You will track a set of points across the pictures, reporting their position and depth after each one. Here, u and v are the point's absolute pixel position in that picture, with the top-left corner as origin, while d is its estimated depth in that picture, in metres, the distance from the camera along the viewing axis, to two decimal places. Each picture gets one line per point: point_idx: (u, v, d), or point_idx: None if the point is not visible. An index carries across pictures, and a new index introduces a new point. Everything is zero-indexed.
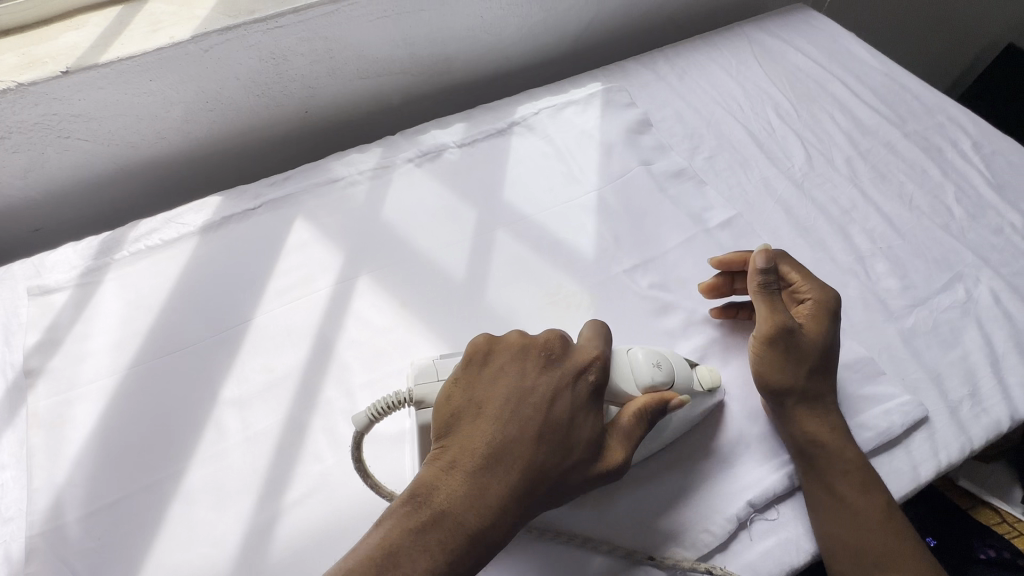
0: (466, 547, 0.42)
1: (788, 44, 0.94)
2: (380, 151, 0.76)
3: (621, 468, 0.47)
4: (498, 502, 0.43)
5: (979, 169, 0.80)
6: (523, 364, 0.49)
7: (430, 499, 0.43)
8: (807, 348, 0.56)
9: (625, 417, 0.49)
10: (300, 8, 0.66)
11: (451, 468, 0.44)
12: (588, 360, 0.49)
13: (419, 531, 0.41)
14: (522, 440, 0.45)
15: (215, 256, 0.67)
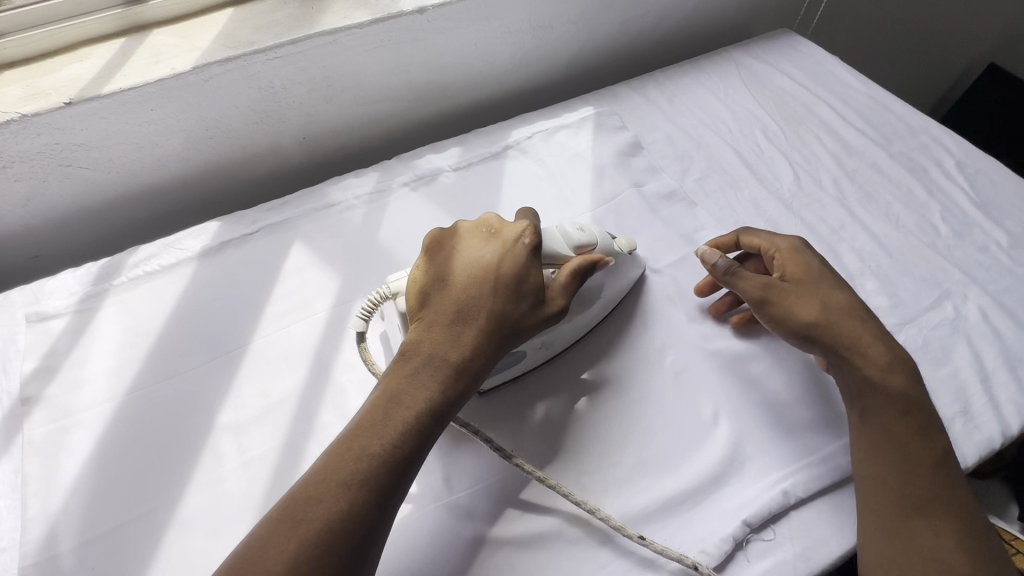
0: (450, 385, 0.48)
1: (775, 68, 0.89)
2: (377, 176, 0.75)
3: (566, 307, 0.53)
4: (472, 345, 0.49)
5: (964, 188, 0.72)
6: (476, 241, 0.55)
7: (415, 352, 0.49)
8: (801, 290, 0.55)
9: (563, 272, 0.54)
10: (298, 39, 0.66)
11: (428, 326, 0.50)
12: (527, 228, 0.55)
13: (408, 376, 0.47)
14: (483, 293, 0.51)
15: (213, 280, 0.65)
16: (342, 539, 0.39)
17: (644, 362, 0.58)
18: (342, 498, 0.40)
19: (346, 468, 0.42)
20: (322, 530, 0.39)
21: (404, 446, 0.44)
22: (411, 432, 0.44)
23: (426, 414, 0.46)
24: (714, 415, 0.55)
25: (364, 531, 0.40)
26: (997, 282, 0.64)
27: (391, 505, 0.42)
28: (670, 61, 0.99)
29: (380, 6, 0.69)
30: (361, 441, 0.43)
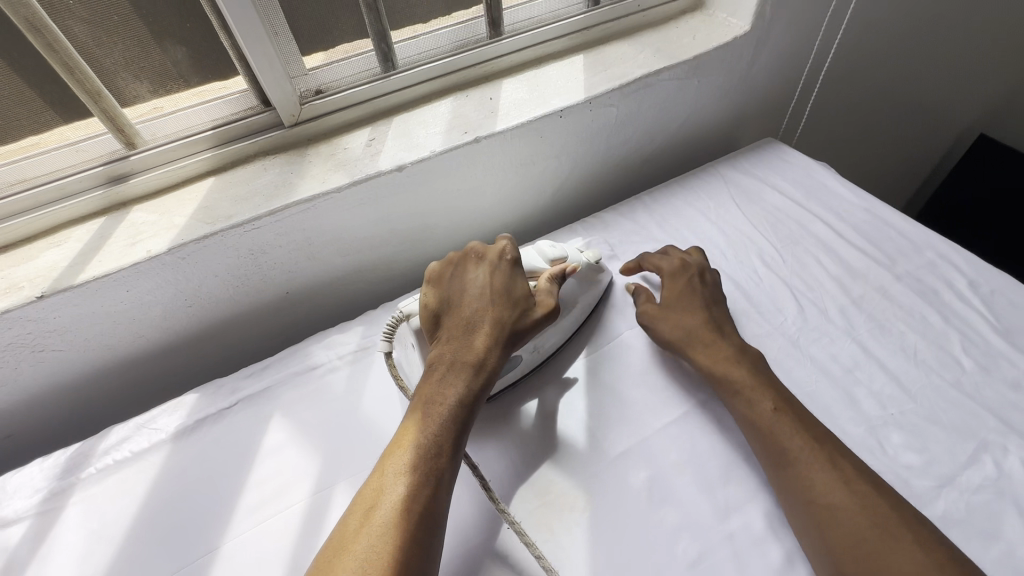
0: (475, 381, 0.57)
1: (764, 182, 0.88)
2: (361, 330, 0.73)
3: (556, 308, 0.63)
4: (485, 348, 0.59)
5: (982, 311, 0.68)
6: (468, 268, 0.66)
7: (439, 362, 0.58)
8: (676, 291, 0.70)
9: (543, 281, 0.66)
10: (276, 209, 0.65)
11: (444, 340, 0.60)
12: (510, 250, 0.66)
13: (438, 381, 0.57)
14: (487, 309, 0.62)
15: (187, 465, 0.61)
16: (413, 510, 0.46)
17: (653, 551, 0.52)
18: (404, 480, 0.48)
19: (401, 461, 0.50)
20: (395, 506, 0.46)
21: (444, 437, 0.52)
22: (448, 425, 0.53)
23: (457, 408, 0.54)
24: None
25: (431, 502, 0.48)
26: None
27: (445, 483, 0.50)
28: (657, 177, 0.99)
29: (359, 166, 0.69)
30: (410, 441, 0.52)
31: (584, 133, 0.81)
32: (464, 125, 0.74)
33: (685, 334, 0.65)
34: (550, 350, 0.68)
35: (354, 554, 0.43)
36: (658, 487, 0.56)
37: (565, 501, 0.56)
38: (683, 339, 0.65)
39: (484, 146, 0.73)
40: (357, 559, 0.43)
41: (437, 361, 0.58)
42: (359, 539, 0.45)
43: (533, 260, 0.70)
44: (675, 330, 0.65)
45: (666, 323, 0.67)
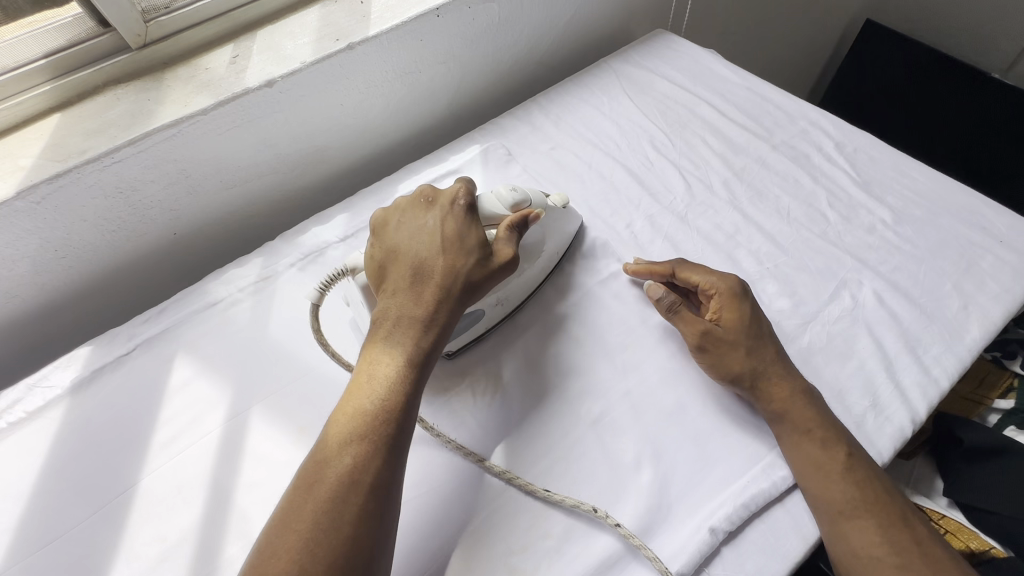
0: (426, 338, 0.51)
1: (654, 72, 0.89)
2: (261, 261, 0.70)
3: (513, 259, 0.57)
4: (431, 298, 0.53)
5: (846, 169, 0.74)
6: (415, 213, 0.58)
7: (384, 317, 0.52)
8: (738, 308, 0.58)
9: (502, 229, 0.58)
10: (135, 139, 0.61)
11: (389, 294, 0.54)
12: (459, 190, 0.59)
13: (383, 341, 0.51)
14: (436, 256, 0.54)
15: (91, 415, 0.59)
16: (359, 483, 0.43)
17: (560, 416, 0.56)
18: (346, 452, 0.44)
19: (345, 430, 0.46)
20: (340, 482, 0.43)
21: (392, 399, 0.48)
22: (395, 386, 0.48)
23: (406, 367, 0.50)
24: (635, 460, 0.53)
25: (381, 472, 0.44)
26: (889, 262, 0.65)
27: (397, 452, 0.46)
28: (554, 79, 0.98)
29: (223, 86, 0.65)
30: (355, 407, 0.47)
31: (468, 34, 0.79)
32: (335, 32, 0.70)
33: (706, 334, 0.57)
34: (516, 302, 0.64)
35: (300, 534, 0.40)
36: (563, 362, 0.60)
37: (473, 387, 0.58)
38: (705, 342, 0.57)
39: (360, 53, 0.70)
40: (299, 545, 0.40)
41: (384, 316, 0.52)
42: (304, 518, 0.41)
43: (492, 203, 0.60)
44: (699, 328, 0.57)
45: (728, 354, 0.56)
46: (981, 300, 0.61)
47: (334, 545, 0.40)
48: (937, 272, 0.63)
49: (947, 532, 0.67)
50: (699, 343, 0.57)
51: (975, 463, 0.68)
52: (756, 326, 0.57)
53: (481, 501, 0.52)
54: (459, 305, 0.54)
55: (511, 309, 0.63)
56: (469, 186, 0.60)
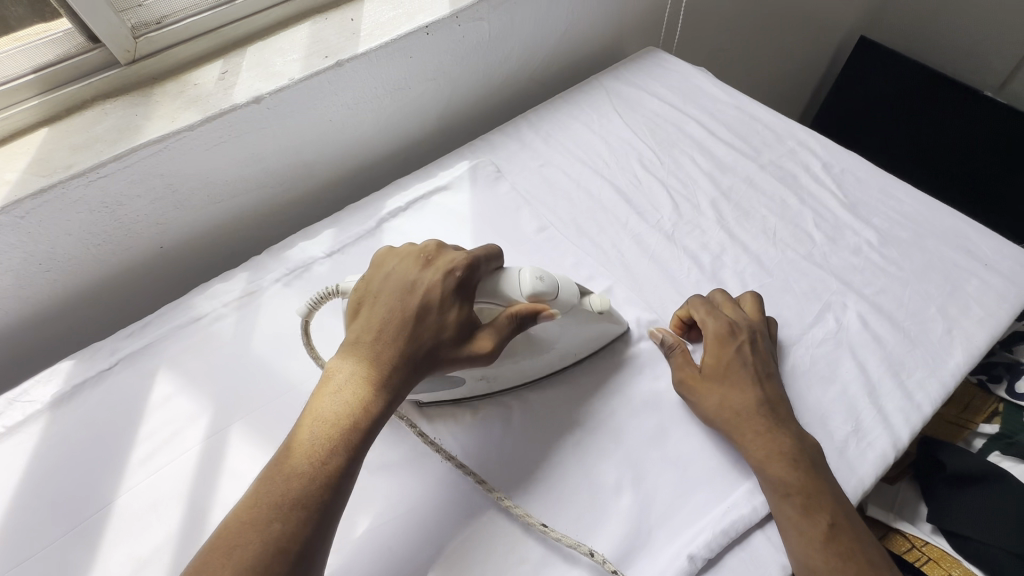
0: (381, 404, 0.47)
1: (644, 90, 0.89)
2: (246, 276, 0.70)
3: (492, 353, 0.51)
4: (394, 364, 0.48)
5: (833, 190, 0.74)
6: (408, 269, 0.53)
7: (345, 369, 0.48)
8: (730, 351, 0.57)
9: (502, 315, 0.52)
10: (122, 154, 0.61)
11: (356, 343, 0.49)
12: (464, 258, 0.53)
13: (336, 394, 0.47)
14: (413, 320, 0.50)
15: (70, 431, 0.59)
16: (278, 560, 0.38)
17: (541, 438, 0.56)
18: (273, 515, 0.40)
19: (276, 493, 0.41)
20: (257, 557, 0.38)
21: (331, 468, 0.43)
22: (337, 454, 0.44)
23: (353, 434, 0.45)
24: (615, 483, 0.53)
25: (300, 554, 0.39)
26: (873, 285, 0.65)
27: (324, 531, 0.41)
28: (545, 95, 0.98)
29: (211, 101, 0.65)
30: (291, 469, 0.43)
31: (458, 51, 0.79)
32: (324, 49, 0.70)
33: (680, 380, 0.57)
34: (503, 385, 0.58)
35: None
36: (546, 383, 0.60)
37: (455, 406, 0.59)
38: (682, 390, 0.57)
39: (348, 70, 0.70)
40: None
41: (344, 369, 0.48)
42: None
43: (511, 283, 0.53)
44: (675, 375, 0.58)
45: (704, 387, 0.56)
46: (965, 325, 0.61)
47: None
48: (922, 296, 0.63)
49: (930, 560, 0.66)
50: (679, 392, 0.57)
51: (960, 488, 0.68)
52: (741, 372, 0.55)
53: (459, 523, 0.51)
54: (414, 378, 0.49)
55: (497, 388, 0.58)
56: (478, 255, 0.54)
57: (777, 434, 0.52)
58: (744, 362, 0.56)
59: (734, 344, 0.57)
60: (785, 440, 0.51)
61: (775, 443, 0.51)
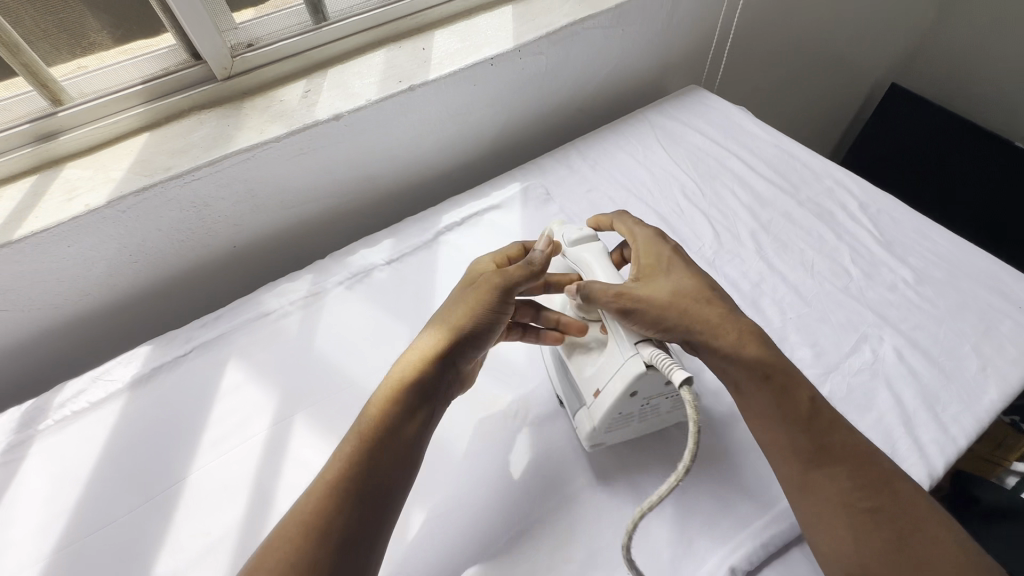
0: (438, 346, 0.52)
1: (687, 125, 0.94)
2: (312, 277, 0.75)
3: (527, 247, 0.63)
4: (457, 308, 0.55)
5: (869, 228, 0.77)
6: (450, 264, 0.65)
7: (421, 328, 0.56)
8: (664, 251, 0.59)
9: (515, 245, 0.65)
10: (215, 160, 0.67)
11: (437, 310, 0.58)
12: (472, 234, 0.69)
13: (406, 352, 0.54)
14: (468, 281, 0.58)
15: (147, 410, 0.64)
16: (340, 481, 0.44)
17: (586, 446, 0.59)
18: (336, 456, 0.46)
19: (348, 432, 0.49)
20: (324, 481, 0.45)
21: (392, 403, 0.49)
22: (398, 391, 0.50)
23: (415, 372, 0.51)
24: (657, 493, 0.56)
25: (362, 474, 0.45)
26: (909, 320, 0.67)
27: (384, 457, 0.46)
28: (591, 125, 1.04)
29: (296, 117, 0.71)
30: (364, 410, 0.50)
31: (516, 81, 0.85)
32: (398, 74, 0.76)
33: (626, 292, 0.53)
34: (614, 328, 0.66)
35: (281, 528, 0.43)
36: None
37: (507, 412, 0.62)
38: (630, 304, 0.53)
39: (419, 94, 0.76)
40: (277, 542, 0.42)
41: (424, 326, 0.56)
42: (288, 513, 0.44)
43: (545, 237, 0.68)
44: (615, 289, 0.54)
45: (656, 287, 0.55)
46: (1000, 364, 0.63)
47: (300, 543, 0.42)
48: (956, 333, 0.66)
49: None
50: (622, 308, 0.53)
51: (991, 526, 0.69)
52: (680, 265, 0.58)
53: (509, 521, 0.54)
54: (470, 349, 0.54)
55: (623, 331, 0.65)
56: None
57: (801, 387, 0.51)
58: (684, 260, 0.58)
59: (671, 244, 0.61)
60: (743, 338, 0.53)
61: (799, 400, 0.51)
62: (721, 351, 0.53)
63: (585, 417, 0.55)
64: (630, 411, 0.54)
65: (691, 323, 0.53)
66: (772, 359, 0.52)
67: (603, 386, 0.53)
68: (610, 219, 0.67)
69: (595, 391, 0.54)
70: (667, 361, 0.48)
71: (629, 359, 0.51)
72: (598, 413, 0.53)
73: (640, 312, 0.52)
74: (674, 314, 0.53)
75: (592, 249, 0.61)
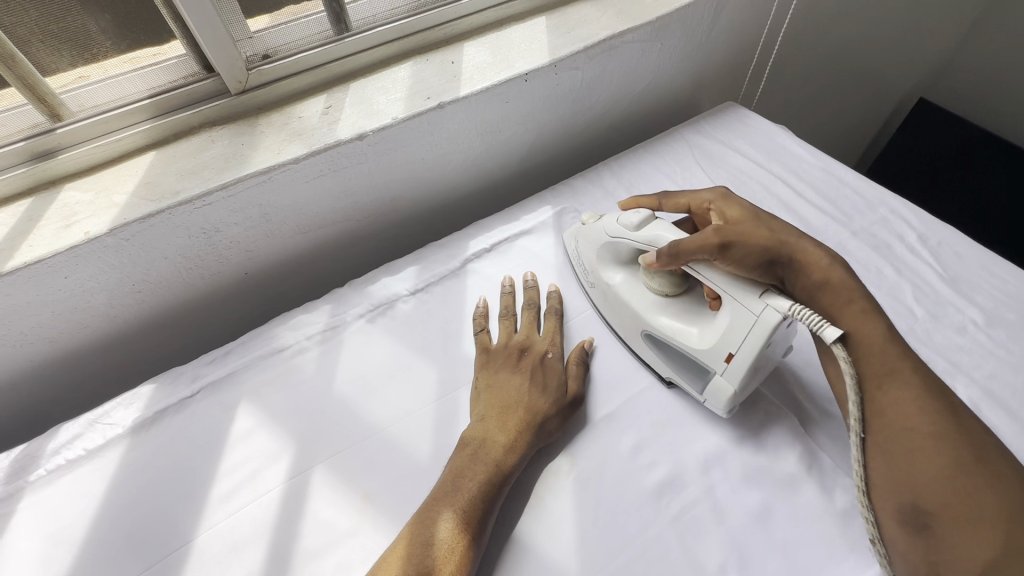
0: (495, 472, 0.52)
1: (727, 146, 0.89)
2: (330, 308, 0.69)
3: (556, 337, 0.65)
4: (516, 430, 0.55)
5: (931, 263, 0.72)
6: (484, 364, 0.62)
7: (469, 442, 0.55)
8: (734, 205, 0.62)
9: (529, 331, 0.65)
10: (228, 183, 0.61)
11: (481, 419, 0.57)
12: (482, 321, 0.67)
13: (458, 470, 0.53)
14: (515, 392, 0.58)
15: (149, 459, 0.57)
16: None
17: (638, 509, 0.53)
18: None
19: (399, 553, 0.47)
20: None
21: (446, 530, 0.48)
22: (456, 515, 0.49)
23: (472, 498, 0.50)
24: (719, 566, 0.50)
25: None
26: (983, 368, 0.62)
27: None
28: (622, 143, 0.98)
29: (317, 136, 0.65)
30: (418, 529, 0.49)
31: (550, 97, 0.79)
32: (426, 90, 0.71)
33: (721, 228, 0.56)
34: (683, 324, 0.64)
35: None
36: (639, 447, 0.58)
37: (549, 466, 0.56)
38: (728, 237, 0.55)
39: (448, 112, 0.71)
40: None
41: (471, 439, 0.55)
42: None
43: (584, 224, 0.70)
44: (710, 228, 0.56)
45: (749, 229, 0.57)
46: None
47: None
48: None
49: None
50: (722, 243, 0.55)
51: None
52: (759, 213, 0.61)
53: None
54: (536, 438, 0.56)
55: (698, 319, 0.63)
56: (487, 306, 0.68)
57: (873, 318, 0.51)
58: (766, 213, 0.61)
59: (745, 202, 0.63)
60: (829, 268, 0.55)
61: (869, 332, 0.50)
62: (804, 280, 0.56)
63: (719, 387, 0.55)
64: (759, 366, 0.54)
65: (791, 253, 0.57)
66: (883, 329, 0.50)
67: (737, 347, 0.53)
68: (653, 199, 0.70)
69: (727, 356, 0.54)
70: (813, 316, 0.49)
71: (762, 312, 0.51)
72: (736, 373, 0.53)
73: (739, 245, 0.55)
74: (765, 245, 0.56)
75: (662, 225, 0.61)
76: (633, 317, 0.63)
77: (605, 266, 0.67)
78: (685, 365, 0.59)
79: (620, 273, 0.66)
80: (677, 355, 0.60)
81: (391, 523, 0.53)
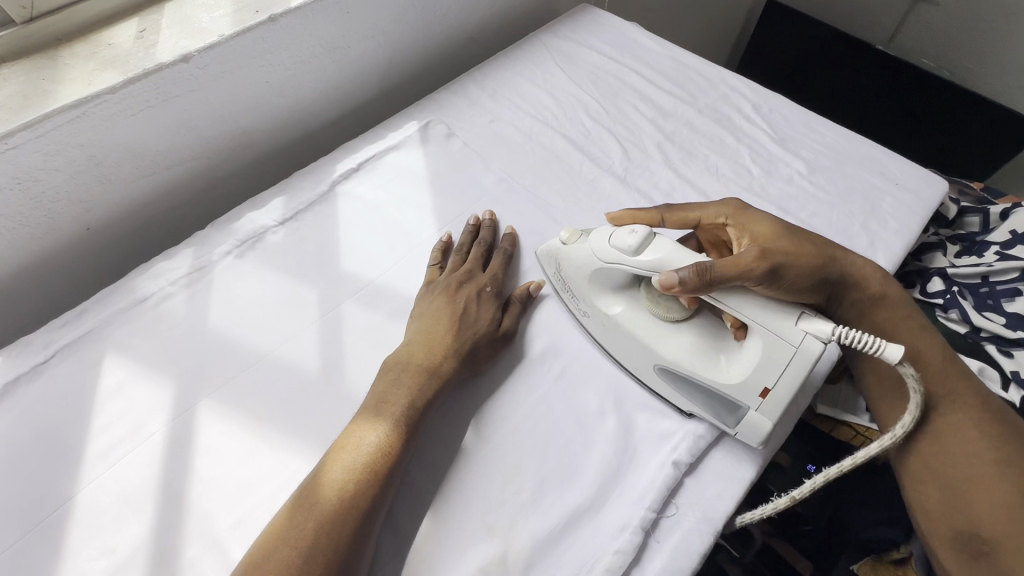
0: (422, 389, 0.52)
1: (582, 44, 0.91)
2: (191, 251, 0.65)
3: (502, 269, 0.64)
4: (438, 355, 0.54)
5: (764, 127, 0.80)
6: (425, 297, 0.61)
7: (394, 367, 0.54)
8: (762, 227, 0.57)
9: (472, 262, 0.64)
10: (35, 122, 0.54)
11: (405, 346, 0.56)
12: (438, 251, 0.66)
13: (384, 391, 0.52)
14: (443, 325, 0.57)
15: (8, 432, 0.53)
16: (329, 520, 0.44)
17: (524, 377, 0.57)
18: (321, 498, 0.45)
19: (329, 468, 0.47)
20: (308, 521, 0.44)
21: (374, 442, 0.49)
22: (382, 431, 0.49)
23: (398, 413, 0.50)
24: (599, 409, 0.55)
25: (349, 522, 0.44)
26: (807, 208, 0.71)
27: (372, 495, 0.46)
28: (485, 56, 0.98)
29: (133, 61, 0.59)
30: (346, 443, 0.49)
31: (396, 7, 0.77)
32: (253, 4, 0.66)
33: (763, 253, 0.51)
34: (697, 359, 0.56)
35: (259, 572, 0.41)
36: (520, 325, 0.61)
37: None
38: (767, 261, 0.51)
39: (282, 26, 0.66)
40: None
41: (397, 360, 0.55)
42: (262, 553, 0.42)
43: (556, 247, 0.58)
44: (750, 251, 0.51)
45: (799, 260, 0.53)
46: (885, 236, 0.68)
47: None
48: (847, 215, 0.70)
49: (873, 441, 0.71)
50: (766, 268, 0.50)
51: None
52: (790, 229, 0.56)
53: (456, 465, 0.52)
54: (458, 352, 0.55)
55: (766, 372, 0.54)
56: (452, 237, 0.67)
57: (928, 336, 0.55)
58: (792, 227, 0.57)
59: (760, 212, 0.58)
60: (884, 280, 0.58)
61: (929, 351, 0.55)
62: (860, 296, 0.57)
63: (756, 424, 0.50)
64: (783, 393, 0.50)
65: (839, 270, 0.55)
66: (940, 353, 0.54)
67: (777, 381, 0.48)
68: (656, 216, 0.61)
69: (763, 391, 0.49)
70: (868, 341, 0.43)
71: (803, 341, 0.46)
72: (776, 409, 0.49)
73: (789, 268, 0.52)
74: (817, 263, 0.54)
75: (667, 246, 0.52)
76: (641, 353, 0.55)
77: (603, 295, 0.57)
78: (708, 401, 0.53)
79: (618, 303, 0.57)
80: (694, 390, 0.53)
81: (287, 438, 0.54)
